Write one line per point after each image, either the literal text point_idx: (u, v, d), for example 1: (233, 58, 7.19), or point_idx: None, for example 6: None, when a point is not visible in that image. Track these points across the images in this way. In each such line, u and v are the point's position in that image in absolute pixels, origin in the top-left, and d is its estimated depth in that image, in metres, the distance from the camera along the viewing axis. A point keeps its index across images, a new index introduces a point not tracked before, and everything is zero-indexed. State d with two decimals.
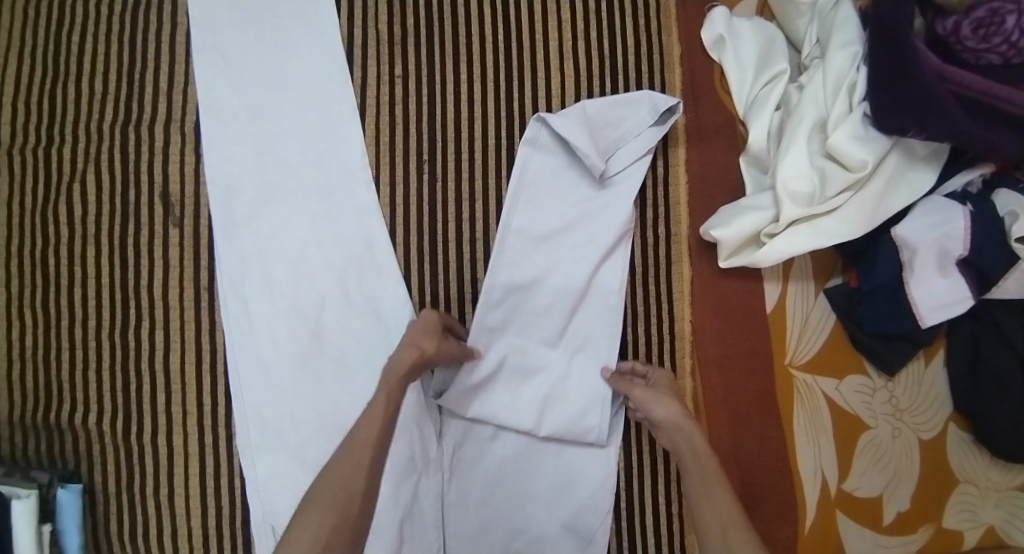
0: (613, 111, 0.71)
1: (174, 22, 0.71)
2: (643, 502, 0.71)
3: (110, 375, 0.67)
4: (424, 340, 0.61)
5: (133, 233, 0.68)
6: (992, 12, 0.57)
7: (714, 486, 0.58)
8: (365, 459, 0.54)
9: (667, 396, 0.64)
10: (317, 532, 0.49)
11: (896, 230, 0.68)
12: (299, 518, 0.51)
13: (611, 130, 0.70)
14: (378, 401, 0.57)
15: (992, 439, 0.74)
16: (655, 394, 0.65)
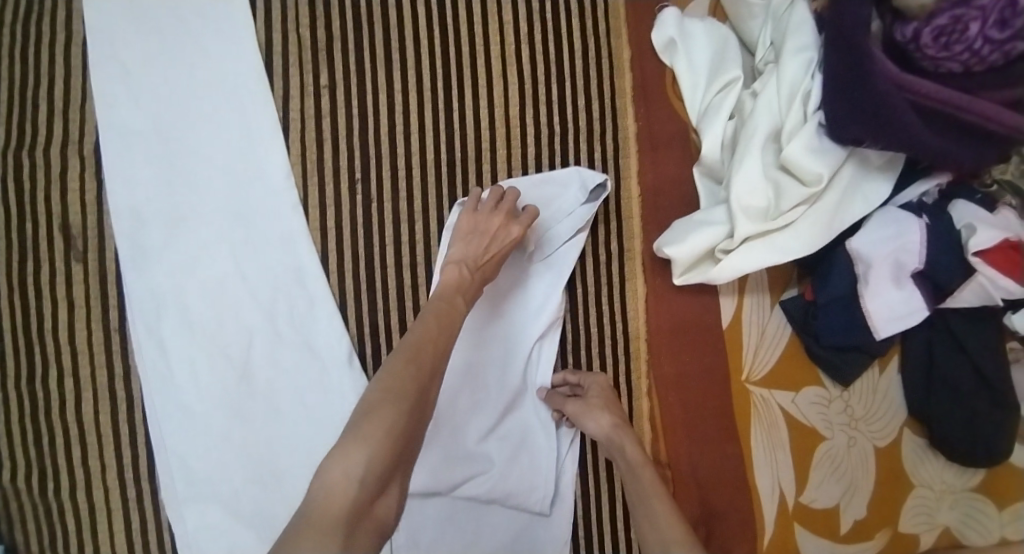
0: (540, 194, 0.67)
1: (67, 30, 0.63)
2: (602, 529, 0.68)
3: (14, 430, 0.61)
4: (496, 246, 0.62)
5: (32, 272, 0.61)
6: (954, 19, 0.54)
7: (654, 503, 0.61)
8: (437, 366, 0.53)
9: (599, 410, 0.65)
10: (384, 442, 0.46)
11: (850, 242, 0.66)
12: (353, 434, 0.46)
13: (539, 213, 0.67)
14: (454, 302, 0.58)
15: (946, 444, 0.74)
16: (590, 407, 0.65)
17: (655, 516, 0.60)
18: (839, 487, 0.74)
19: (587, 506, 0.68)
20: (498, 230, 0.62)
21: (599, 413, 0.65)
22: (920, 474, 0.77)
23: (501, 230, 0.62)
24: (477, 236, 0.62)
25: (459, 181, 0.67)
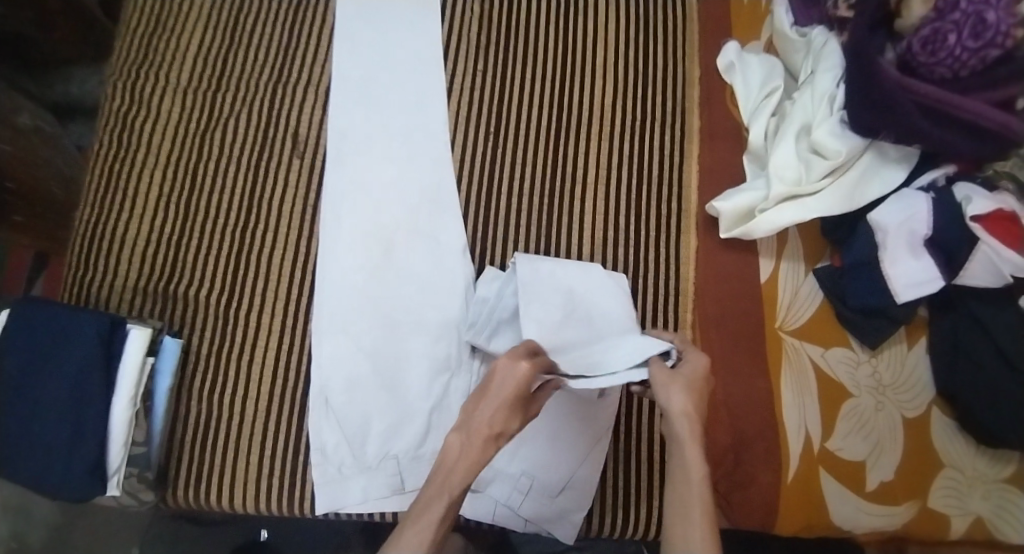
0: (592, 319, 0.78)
1: (325, 16, 0.93)
2: (639, 429, 0.84)
3: (225, 260, 0.87)
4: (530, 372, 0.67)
5: (265, 159, 0.89)
6: (934, 32, 0.74)
7: (693, 522, 0.60)
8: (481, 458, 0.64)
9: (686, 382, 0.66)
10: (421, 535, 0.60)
11: (871, 214, 0.81)
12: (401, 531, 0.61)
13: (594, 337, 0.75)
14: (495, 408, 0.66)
15: (974, 422, 0.79)
16: (666, 378, 0.66)
17: (690, 530, 0.60)
18: (865, 444, 0.82)
19: (629, 404, 0.84)
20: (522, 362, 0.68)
21: (682, 390, 0.66)
22: (950, 455, 0.82)
23: (512, 374, 0.66)
24: (488, 396, 0.67)
25: (563, 143, 0.90)
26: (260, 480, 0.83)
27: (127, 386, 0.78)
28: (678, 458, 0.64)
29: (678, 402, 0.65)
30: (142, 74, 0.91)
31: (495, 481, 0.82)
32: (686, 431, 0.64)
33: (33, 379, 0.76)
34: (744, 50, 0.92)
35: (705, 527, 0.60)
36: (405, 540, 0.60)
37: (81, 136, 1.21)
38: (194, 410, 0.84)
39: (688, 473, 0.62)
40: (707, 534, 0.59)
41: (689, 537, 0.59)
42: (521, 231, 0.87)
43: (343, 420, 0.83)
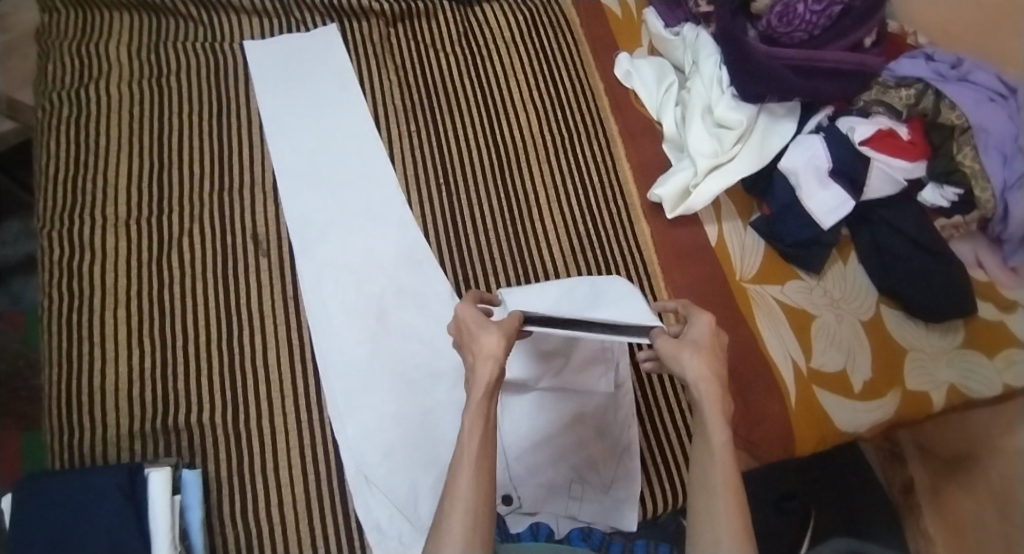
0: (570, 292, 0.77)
1: (250, 120, 0.97)
2: (659, 407, 0.91)
3: (219, 377, 0.85)
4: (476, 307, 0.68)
5: (233, 268, 0.90)
6: (785, 8, 0.89)
7: (720, 495, 0.56)
8: (488, 372, 0.60)
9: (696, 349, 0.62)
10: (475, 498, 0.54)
11: (782, 163, 0.94)
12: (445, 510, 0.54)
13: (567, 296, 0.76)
14: (482, 337, 0.62)
15: (919, 305, 0.93)
16: (678, 343, 0.63)
17: (717, 518, 0.55)
18: (840, 354, 0.94)
19: (644, 390, 0.91)
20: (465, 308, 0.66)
21: (694, 353, 0.62)
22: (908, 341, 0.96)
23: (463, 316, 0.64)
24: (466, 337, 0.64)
25: (507, 177, 0.97)
26: None
27: (163, 529, 0.73)
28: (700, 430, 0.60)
29: (693, 368, 0.61)
30: (77, 219, 0.89)
31: (546, 497, 0.86)
32: (706, 397, 0.60)
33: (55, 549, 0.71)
34: (634, 57, 1.05)
35: (730, 503, 0.56)
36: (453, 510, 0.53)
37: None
38: (232, 536, 0.80)
39: (711, 444, 0.59)
40: (733, 510, 0.55)
41: (717, 521, 0.55)
42: (497, 263, 0.92)
43: (388, 491, 0.83)
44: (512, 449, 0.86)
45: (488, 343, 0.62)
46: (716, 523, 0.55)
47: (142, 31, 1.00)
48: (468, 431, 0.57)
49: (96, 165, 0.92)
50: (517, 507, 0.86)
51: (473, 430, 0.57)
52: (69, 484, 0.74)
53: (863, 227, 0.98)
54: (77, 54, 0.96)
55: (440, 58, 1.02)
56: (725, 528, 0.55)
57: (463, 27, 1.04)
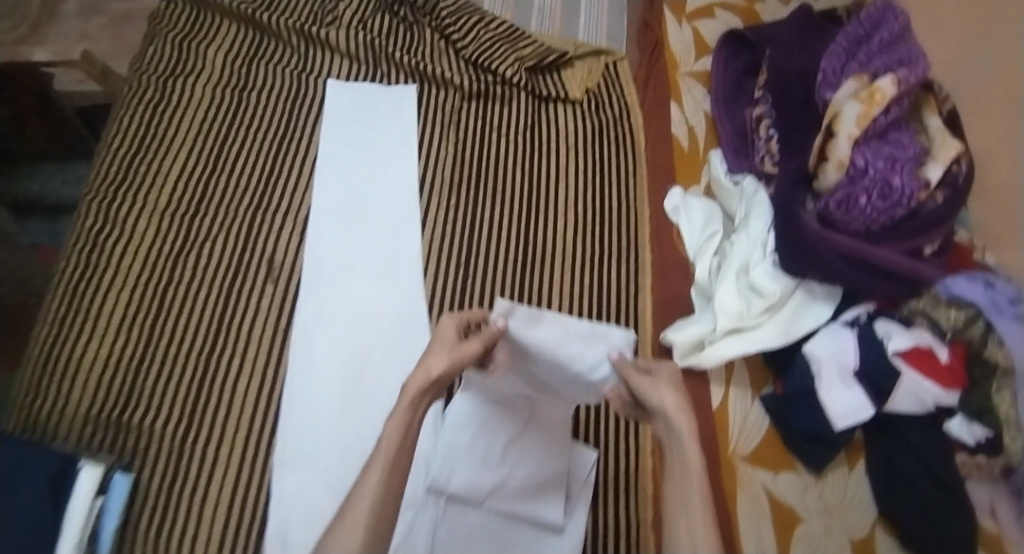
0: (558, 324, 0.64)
1: (307, 151, 1.00)
2: None
3: (187, 388, 0.85)
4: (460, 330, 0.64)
5: (240, 284, 0.90)
6: (846, 197, 0.86)
7: (698, 529, 0.52)
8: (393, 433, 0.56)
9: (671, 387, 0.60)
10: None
11: (806, 345, 0.90)
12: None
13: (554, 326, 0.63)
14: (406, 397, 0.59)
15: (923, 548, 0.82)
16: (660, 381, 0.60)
17: (695, 541, 0.52)
18: None
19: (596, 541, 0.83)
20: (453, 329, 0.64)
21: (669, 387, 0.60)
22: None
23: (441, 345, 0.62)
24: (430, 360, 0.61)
25: (523, 273, 0.95)
26: None
27: (71, 530, 0.72)
28: (676, 448, 0.57)
29: (668, 399, 0.59)
30: (119, 197, 0.94)
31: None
32: (667, 402, 0.59)
33: None
34: (687, 193, 1.03)
35: (708, 532, 0.52)
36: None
37: (38, 236, 1.18)
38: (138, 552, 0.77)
39: (687, 464, 0.55)
40: (711, 547, 0.51)
41: (692, 533, 0.52)
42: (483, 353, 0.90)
43: None
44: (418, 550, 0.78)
45: (437, 354, 0.61)
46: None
47: (241, 42, 1.06)
48: (367, 486, 0.53)
49: (154, 152, 0.97)
50: None
51: (374, 484, 0.53)
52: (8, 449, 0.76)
53: (880, 439, 0.89)
54: (180, 50, 1.04)
55: (501, 141, 1.04)
56: None
57: (532, 122, 1.06)
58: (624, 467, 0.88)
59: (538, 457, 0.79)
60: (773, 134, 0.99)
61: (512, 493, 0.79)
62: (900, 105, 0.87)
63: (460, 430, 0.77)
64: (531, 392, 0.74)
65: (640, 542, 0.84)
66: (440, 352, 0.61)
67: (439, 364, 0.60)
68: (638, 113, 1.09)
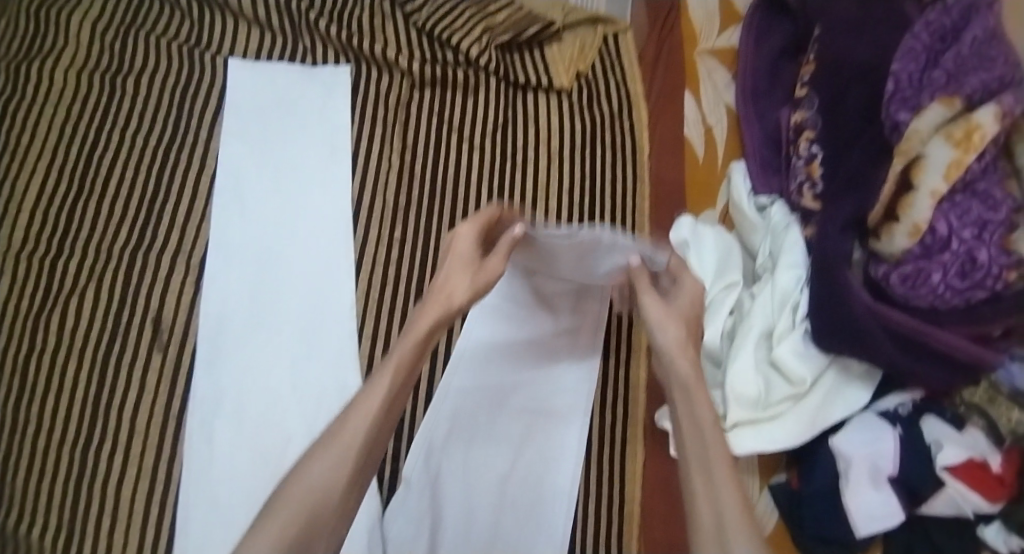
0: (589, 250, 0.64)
1: (203, 163, 0.79)
2: None
3: (65, 493, 0.65)
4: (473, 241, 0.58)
5: (119, 350, 0.71)
6: (918, 270, 0.66)
7: (715, 450, 0.50)
8: (390, 383, 0.51)
9: (680, 321, 0.59)
10: (283, 530, 0.42)
11: (833, 439, 0.74)
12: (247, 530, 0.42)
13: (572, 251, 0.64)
14: (415, 329, 0.54)
15: None
16: (670, 316, 0.60)
17: (714, 473, 0.48)
18: None
19: None
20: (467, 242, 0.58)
21: (675, 323, 0.59)
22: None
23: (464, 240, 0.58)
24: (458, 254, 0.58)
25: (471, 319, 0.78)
26: None
27: None
28: (682, 405, 0.55)
29: (665, 337, 0.59)
30: None
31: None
32: (671, 342, 0.58)
33: None
34: (699, 222, 0.81)
35: (729, 471, 0.48)
36: (282, 508, 0.43)
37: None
38: None
39: (689, 388, 0.55)
40: (733, 484, 0.48)
41: (718, 484, 0.48)
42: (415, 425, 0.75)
43: None
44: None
45: (463, 260, 0.57)
46: (708, 469, 0.49)
47: (117, 9, 0.84)
48: (339, 433, 0.47)
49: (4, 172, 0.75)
50: None
51: (350, 439, 0.47)
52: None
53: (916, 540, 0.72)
54: (38, 23, 0.82)
55: (458, 147, 0.82)
56: (727, 506, 0.46)
57: (503, 118, 0.83)
58: None
59: (531, 507, 0.73)
60: (817, 152, 0.76)
61: (485, 540, 0.71)
62: (998, 145, 0.65)
63: (455, 415, 0.75)
64: (536, 444, 0.76)
65: None
66: (454, 283, 0.57)
67: (456, 280, 0.57)
68: (643, 104, 0.86)
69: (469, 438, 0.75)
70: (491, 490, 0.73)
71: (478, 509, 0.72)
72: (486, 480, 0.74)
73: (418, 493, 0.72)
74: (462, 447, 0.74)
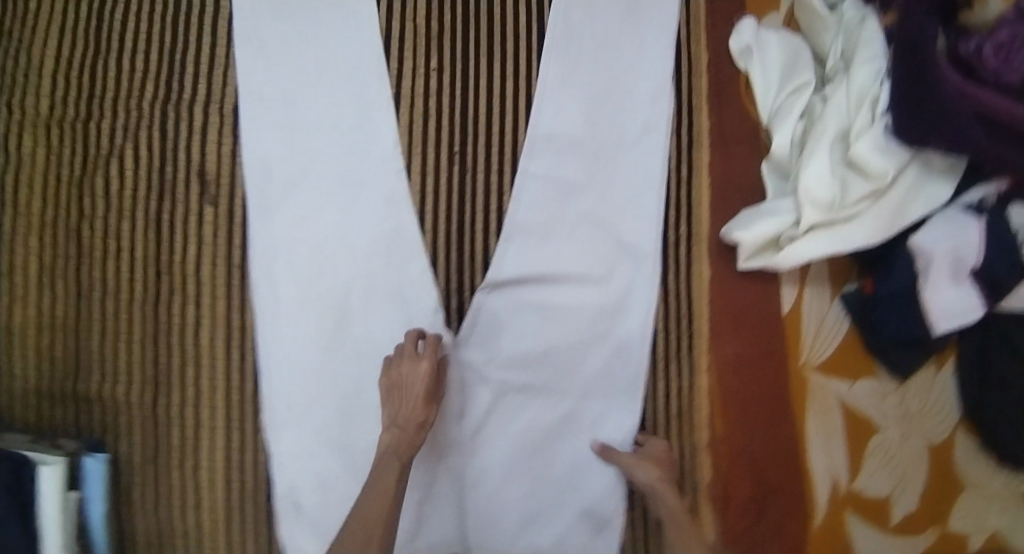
0: None
1: (217, 7, 0.73)
2: None
3: (140, 348, 0.70)
4: (418, 389, 0.67)
5: (171, 209, 0.71)
6: (1013, 37, 0.63)
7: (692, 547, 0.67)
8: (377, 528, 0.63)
9: (652, 466, 0.70)
10: None
11: (912, 238, 0.71)
12: None
13: None
14: (386, 480, 0.65)
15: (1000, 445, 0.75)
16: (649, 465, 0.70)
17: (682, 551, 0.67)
18: (890, 478, 0.77)
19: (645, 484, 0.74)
20: (415, 386, 0.67)
21: (648, 468, 0.70)
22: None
23: (413, 386, 0.67)
24: (407, 432, 0.67)
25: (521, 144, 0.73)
26: None
27: (53, 534, 0.63)
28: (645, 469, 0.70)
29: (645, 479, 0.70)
30: None
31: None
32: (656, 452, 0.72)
33: None
34: (761, 27, 0.76)
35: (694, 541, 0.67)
36: None
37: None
38: (140, 527, 0.70)
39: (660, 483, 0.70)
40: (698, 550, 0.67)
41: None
42: (490, 258, 0.72)
43: (319, 525, 0.71)
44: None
45: (422, 382, 0.67)
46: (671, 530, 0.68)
47: None
48: (351, 529, 0.63)
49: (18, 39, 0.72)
50: None
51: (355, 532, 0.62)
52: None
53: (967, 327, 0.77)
54: None
55: None
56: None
57: None
58: (675, 392, 0.75)
59: (603, 338, 0.74)
60: None
61: (556, 365, 0.73)
62: None
63: (514, 253, 0.72)
64: (600, 269, 0.73)
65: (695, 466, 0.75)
66: (417, 413, 0.67)
67: (416, 386, 0.67)
68: None
69: (530, 264, 0.72)
70: (559, 316, 0.73)
71: (547, 338, 0.73)
72: (553, 308, 0.73)
73: (484, 326, 0.72)
74: (525, 274, 0.72)
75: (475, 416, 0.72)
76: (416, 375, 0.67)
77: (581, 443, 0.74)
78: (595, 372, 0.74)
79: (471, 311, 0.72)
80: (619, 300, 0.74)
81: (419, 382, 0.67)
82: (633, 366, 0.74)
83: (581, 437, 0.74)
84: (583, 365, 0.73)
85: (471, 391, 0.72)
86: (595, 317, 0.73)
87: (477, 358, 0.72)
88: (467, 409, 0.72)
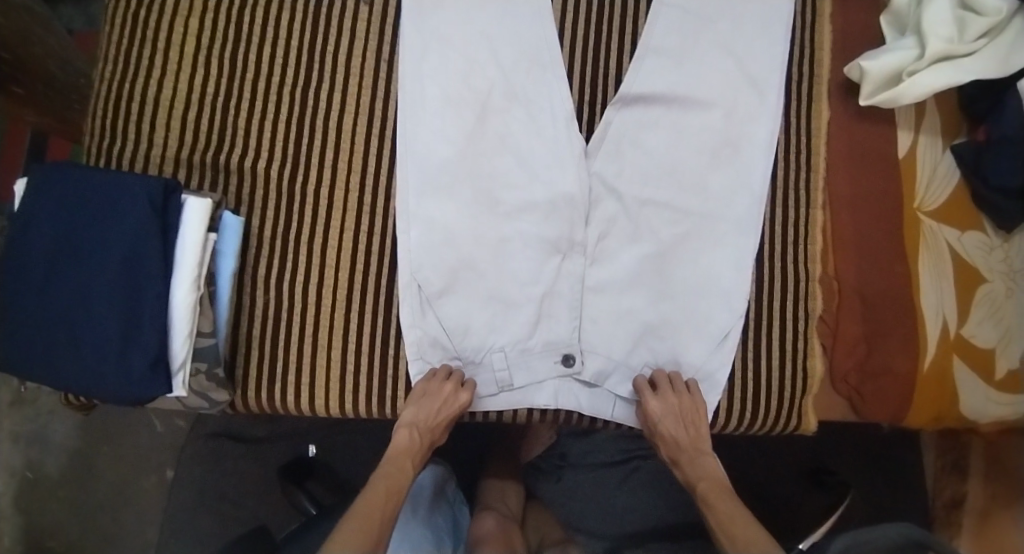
0: None
1: None
2: (783, 311, 0.76)
3: (285, 126, 0.74)
4: (444, 411, 0.70)
5: (328, 3, 0.76)
6: None
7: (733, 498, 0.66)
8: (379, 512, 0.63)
9: (671, 418, 0.71)
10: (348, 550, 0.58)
11: (1021, 82, 0.70)
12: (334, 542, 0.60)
13: None
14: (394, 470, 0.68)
15: None
16: (673, 419, 0.71)
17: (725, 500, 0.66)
18: (997, 330, 0.74)
19: (761, 307, 0.76)
20: (444, 401, 0.71)
21: (673, 421, 0.71)
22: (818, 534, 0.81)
23: (450, 403, 0.71)
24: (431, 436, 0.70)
25: None
26: (346, 367, 0.73)
27: (188, 265, 0.65)
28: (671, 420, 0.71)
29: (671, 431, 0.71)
30: None
31: (531, 400, 0.76)
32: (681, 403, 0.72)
33: (67, 263, 0.64)
34: None
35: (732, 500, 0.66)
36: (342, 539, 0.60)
37: (71, 19, 1.10)
38: (262, 299, 0.73)
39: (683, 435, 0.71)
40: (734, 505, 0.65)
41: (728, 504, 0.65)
42: (623, 71, 0.77)
43: (444, 320, 0.74)
44: (501, 338, 0.75)
45: (441, 397, 0.71)
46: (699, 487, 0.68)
47: None
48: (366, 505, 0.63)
49: None
50: (576, 374, 0.75)
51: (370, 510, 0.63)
52: (86, 184, 0.65)
53: None
54: None
55: None
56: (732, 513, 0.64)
57: None
58: (792, 219, 0.77)
59: (727, 162, 0.76)
60: None
61: (682, 184, 0.76)
62: None
63: (650, 71, 0.75)
64: (729, 93, 0.76)
65: (808, 296, 0.77)
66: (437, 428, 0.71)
67: (447, 413, 0.71)
68: None
69: (664, 84, 0.75)
70: (685, 136, 0.76)
71: (672, 152, 0.76)
72: (681, 129, 0.76)
73: (615, 140, 0.75)
74: (658, 95, 0.75)
75: (598, 225, 0.76)
76: (450, 402, 0.71)
77: (698, 264, 0.75)
78: (720, 194, 0.76)
79: (600, 126, 0.75)
80: (747, 130, 0.76)
81: (443, 399, 0.71)
82: (754, 192, 0.76)
83: (699, 258, 0.75)
84: (706, 186, 0.76)
85: (597, 198, 0.76)
86: (719, 140, 0.76)
87: (604, 168, 0.76)
88: (597, 216, 0.75)
